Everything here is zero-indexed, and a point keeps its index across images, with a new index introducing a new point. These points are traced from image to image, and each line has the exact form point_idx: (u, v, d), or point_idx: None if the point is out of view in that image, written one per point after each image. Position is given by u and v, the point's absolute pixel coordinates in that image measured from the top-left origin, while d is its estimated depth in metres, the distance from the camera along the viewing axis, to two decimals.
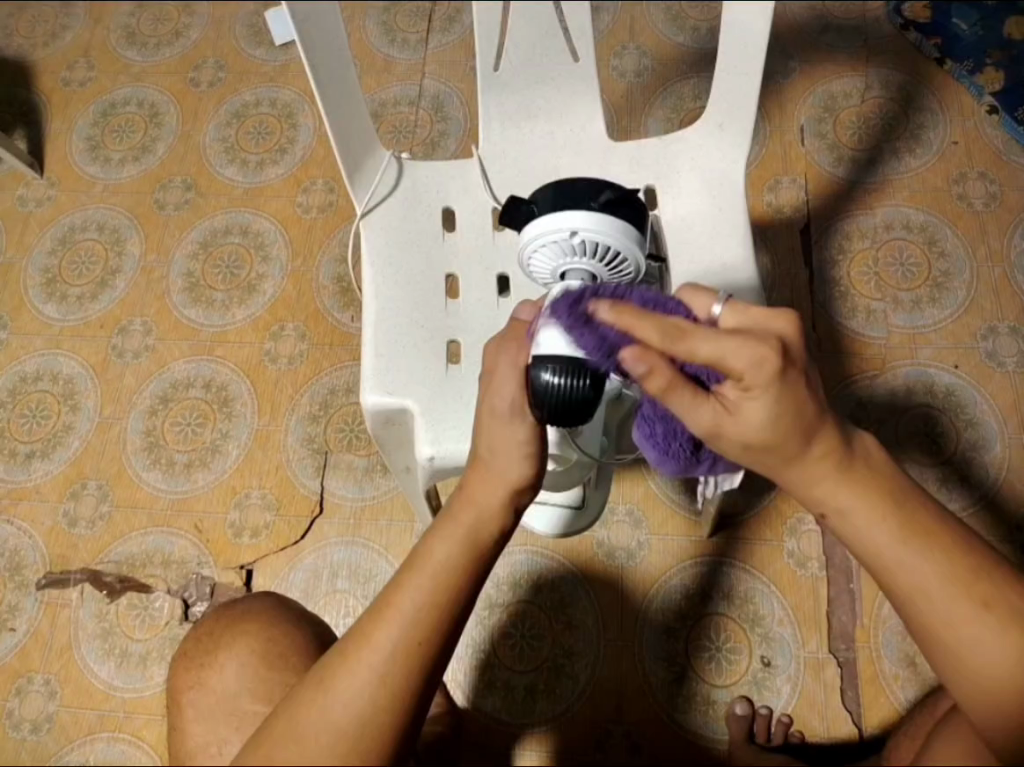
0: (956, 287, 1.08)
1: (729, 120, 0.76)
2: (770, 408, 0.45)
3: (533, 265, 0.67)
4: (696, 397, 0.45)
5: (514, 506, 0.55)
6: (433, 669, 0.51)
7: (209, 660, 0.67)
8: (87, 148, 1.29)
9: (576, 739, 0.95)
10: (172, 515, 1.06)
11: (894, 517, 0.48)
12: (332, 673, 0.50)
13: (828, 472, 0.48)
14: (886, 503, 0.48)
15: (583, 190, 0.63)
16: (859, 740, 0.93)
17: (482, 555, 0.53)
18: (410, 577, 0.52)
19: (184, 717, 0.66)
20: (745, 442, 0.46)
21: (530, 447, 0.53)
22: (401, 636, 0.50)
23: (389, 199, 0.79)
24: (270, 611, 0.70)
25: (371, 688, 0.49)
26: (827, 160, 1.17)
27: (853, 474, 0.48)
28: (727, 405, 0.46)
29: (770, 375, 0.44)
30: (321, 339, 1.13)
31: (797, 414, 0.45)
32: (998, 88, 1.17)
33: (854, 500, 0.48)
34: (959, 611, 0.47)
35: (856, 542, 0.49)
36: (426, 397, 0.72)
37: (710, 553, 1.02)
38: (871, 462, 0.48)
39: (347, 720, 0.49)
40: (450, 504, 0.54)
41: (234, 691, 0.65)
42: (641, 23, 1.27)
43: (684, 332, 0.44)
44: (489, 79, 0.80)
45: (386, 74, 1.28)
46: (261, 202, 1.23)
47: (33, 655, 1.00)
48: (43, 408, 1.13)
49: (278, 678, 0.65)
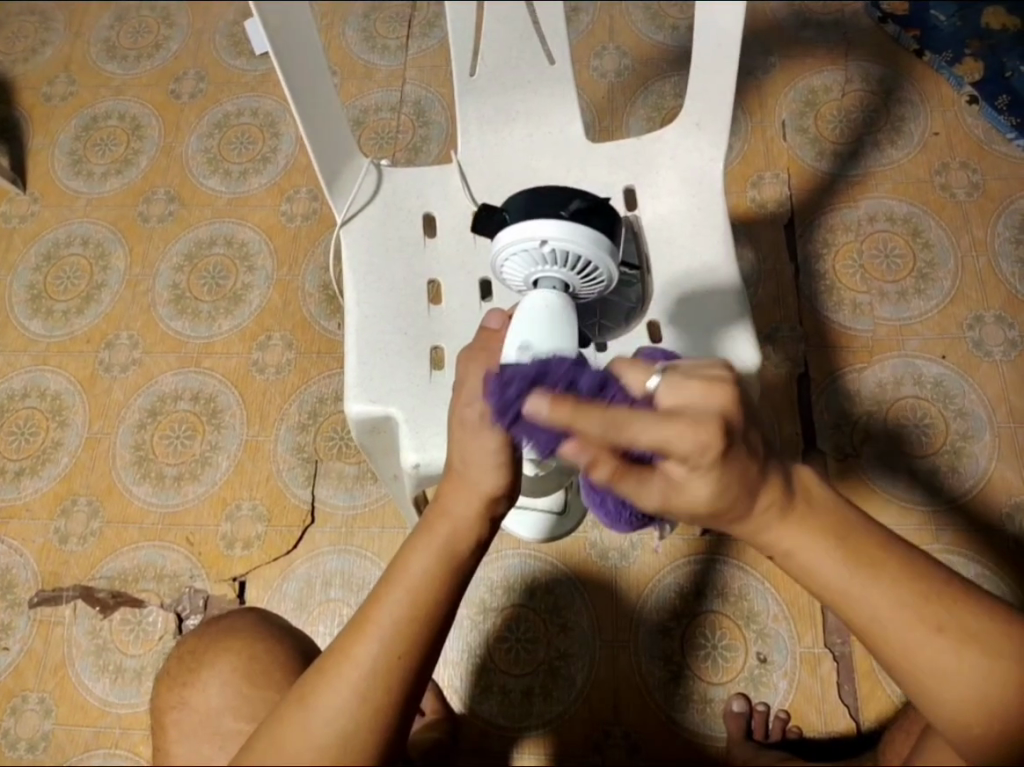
0: (942, 278, 1.08)
1: (706, 119, 0.77)
2: (714, 485, 0.45)
3: (505, 274, 0.67)
4: (643, 479, 0.46)
5: (489, 515, 0.55)
6: (415, 681, 0.52)
7: (191, 680, 0.67)
8: (70, 163, 1.28)
9: (575, 742, 0.95)
10: (163, 529, 1.06)
11: (842, 553, 0.49)
12: (312, 689, 0.51)
13: (772, 518, 0.49)
14: (833, 540, 0.49)
15: (554, 199, 0.64)
16: (857, 734, 0.92)
17: (458, 564, 0.53)
18: (388, 590, 0.52)
19: (168, 737, 0.65)
20: (694, 510, 0.48)
21: (502, 459, 0.53)
22: (381, 650, 0.50)
23: (369, 207, 0.79)
24: (255, 627, 0.70)
25: (352, 702, 0.50)
26: (809, 154, 1.17)
27: (799, 518, 0.49)
28: (673, 481, 0.46)
29: (712, 458, 0.44)
30: (308, 347, 1.13)
31: (742, 483, 0.46)
32: (978, 78, 1.18)
33: (800, 540, 0.49)
34: (914, 637, 0.48)
35: (810, 579, 0.50)
36: (410, 403, 0.72)
37: (703, 551, 1.01)
38: (814, 501, 0.50)
39: (328, 735, 0.49)
40: (428, 515, 0.54)
41: (216, 708, 0.64)
42: (620, 23, 1.27)
43: (625, 423, 0.42)
44: (465, 83, 0.80)
45: (368, 80, 1.28)
46: (245, 212, 1.23)
47: (27, 674, 1.00)
48: (31, 425, 1.13)
49: (262, 694, 0.64)
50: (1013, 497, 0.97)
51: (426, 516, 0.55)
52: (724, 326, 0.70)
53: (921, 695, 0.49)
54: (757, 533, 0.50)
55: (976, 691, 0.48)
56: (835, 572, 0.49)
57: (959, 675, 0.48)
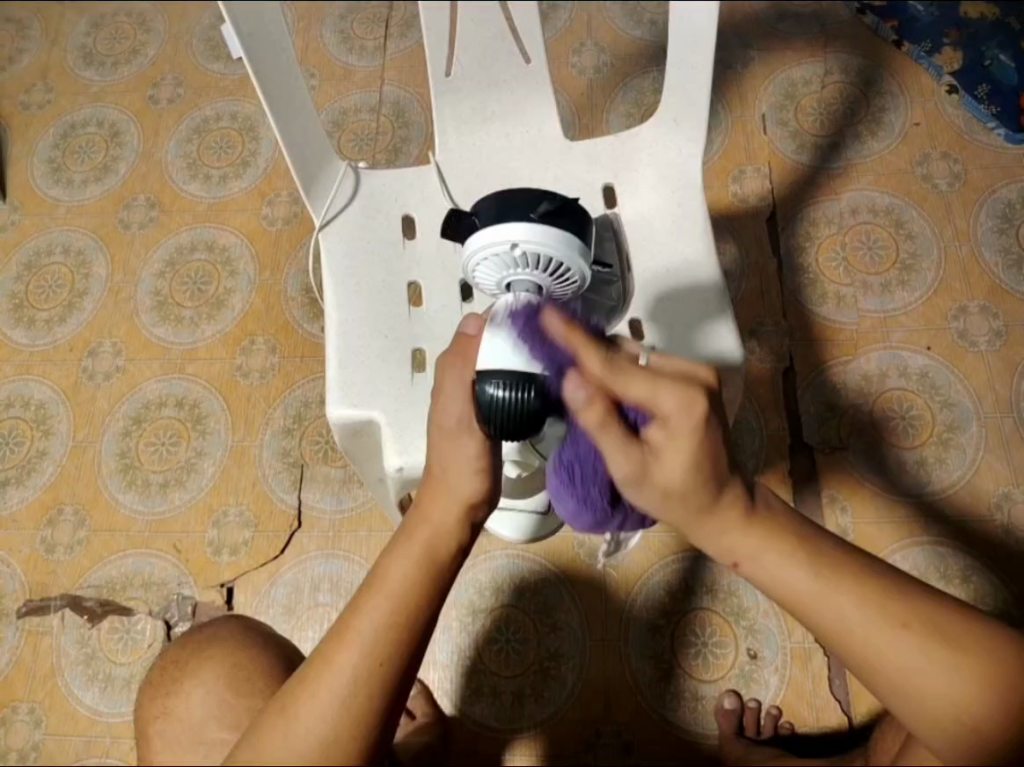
0: (925, 269, 1.08)
1: (684, 114, 0.77)
2: (692, 451, 0.48)
3: (475, 278, 0.66)
4: (625, 441, 0.48)
5: (469, 520, 0.54)
6: (398, 689, 0.51)
7: (175, 690, 0.66)
8: (49, 171, 1.28)
9: (565, 741, 0.95)
10: (149, 537, 1.05)
11: (805, 559, 0.50)
12: (293, 700, 0.50)
13: (735, 524, 0.50)
14: (793, 546, 0.51)
15: (523, 201, 0.63)
16: (848, 728, 0.92)
17: (438, 572, 0.52)
18: (368, 598, 0.51)
19: (152, 748, 0.65)
20: (666, 490, 0.49)
21: (481, 462, 0.53)
22: (362, 659, 0.50)
23: (346, 210, 0.79)
24: (238, 635, 0.69)
25: (335, 710, 0.49)
26: (789, 147, 1.17)
27: (759, 525, 0.51)
28: (653, 451, 0.48)
29: (696, 418, 0.48)
30: (291, 352, 1.13)
31: (713, 462, 0.48)
32: (957, 68, 1.18)
33: (759, 546, 0.50)
34: (885, 640, 0.49)
35: (776, 589, 0.51)
36: (393, 405, 0.72)
37: (691, 549, 1.01)
38: (770, 511, 0.52)
39: (310, 743, 0.49)
40: (408, 519, 0.54)
41: (200, 719, 0.64)
42: (599, 19, 1.26)
43: (622, 368, 0.49)
44: (442, 85, 0.80)
45: (346, 82, 1.27)
46: (226, 216, 1.22)
47: (16, 684, 1.00)
48: (15, 435, 1.13)
49: (245, 704, 0.63)
50: (1001, 487, 0.97)
51: (406, 520, 0.54)
52: (706, 323, 0.70)
53: (894, 695, 0.50)
54: (716, 542, 0.51)
55: (948, 690, 0.49)
56: (797, 578, 0.50)
57: (933, 674, 0.49)
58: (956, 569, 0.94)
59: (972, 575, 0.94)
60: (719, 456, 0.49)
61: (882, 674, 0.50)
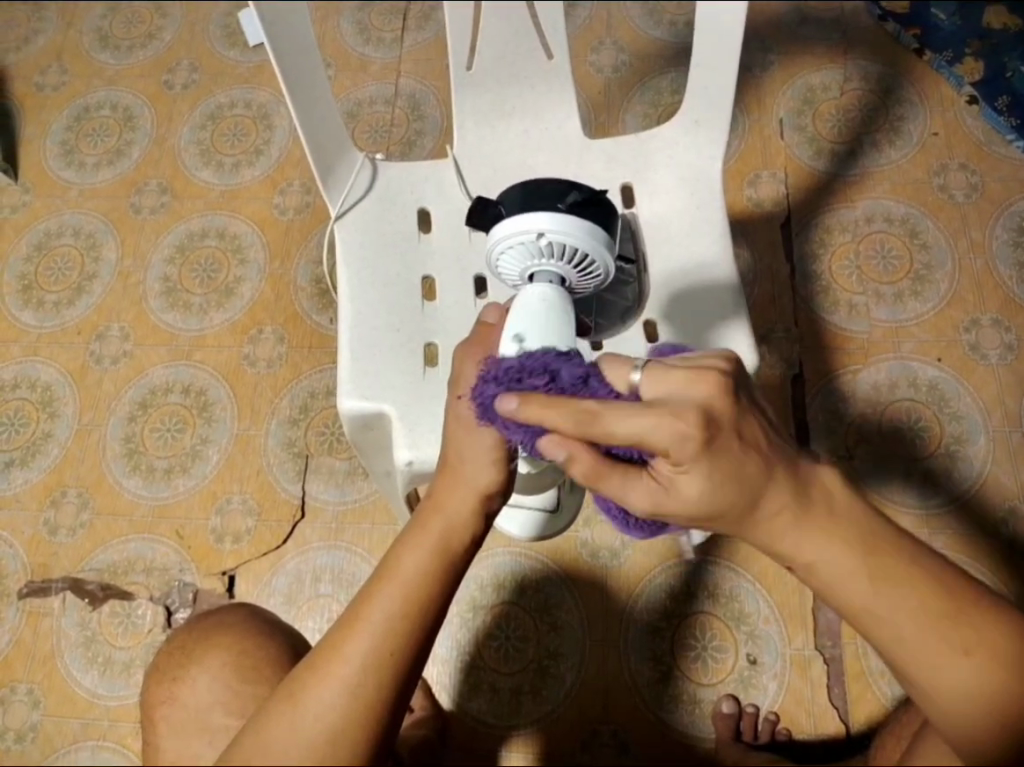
0: (939, 280, 1.08)
1: (706, 116, 0.76)
2: (705, 478, 0.46)
3: (499, 269, 0.65)
4: (629, 475, 0.47)
5: (484, 511, 0.53)
6: (407, 682, 0.49)
7: (182, 675, 0.65)
8: (62, 153, 1.27)
9: (563, 741, 0.95)
10: (151, 522, 1.05)
11: (866, 564, 0.48)
12: (300, 687, 0.48)
13: (790, 522, 0.48)
14: (852, 548, 0.48)
15: (551, 192, 0.64)
16: (845, 737, 0.92)
17: (452, 563, 0.51)
18: (379, 587, 0.50)
19: (157, 731, 0.64)
20: (691, 514, 0.48)
21: (498, 451, 0.52)
22: (371, 647, 0.48)
23: (363, 201, 0.79)
24: (243, 622, 0.68)
25: (342, 699, 0.47)
26: (805, 152, 1.16)
27: (816, 523, 0.48)
28: (665, 483, 0.47)
29: (693, 450, 0.45)
30: (299, 342, 1.12)
31: (737, 475, 0.46)
32: (977, 78, 1.17)
33: (816, 546, 0.48)
34: (939, 653, 0.47)
35: (830, 592, 0.49)
36: (404, 399, 0.71)
37: (693, 551, 1.01)
38: (833, 509, 0.49)
39: (318, 730, 0.46)
40: (421, 513, 0.53)
41: (205, 704, 0.62)
42: (618, 18, 1.26)
43: (598, 417, 0.45)
44: (462, 78, 0.80)
45: (362, 73, 1.27)
46: (238, 204, 1.22)
47: (15, 664, 1.00)
48: (21, 416, 1.12)
49: (253, 690, 0.62)
50: (1006, 502, 0.97)
51: (418, 513, 0.53)
52: (721, 326, 0.70)
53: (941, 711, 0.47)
54: (760, 531, 0.49)
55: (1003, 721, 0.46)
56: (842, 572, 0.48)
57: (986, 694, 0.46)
58: None
59: None
60: (741, 462, 0.46)
61: (921, 682, 0.48)
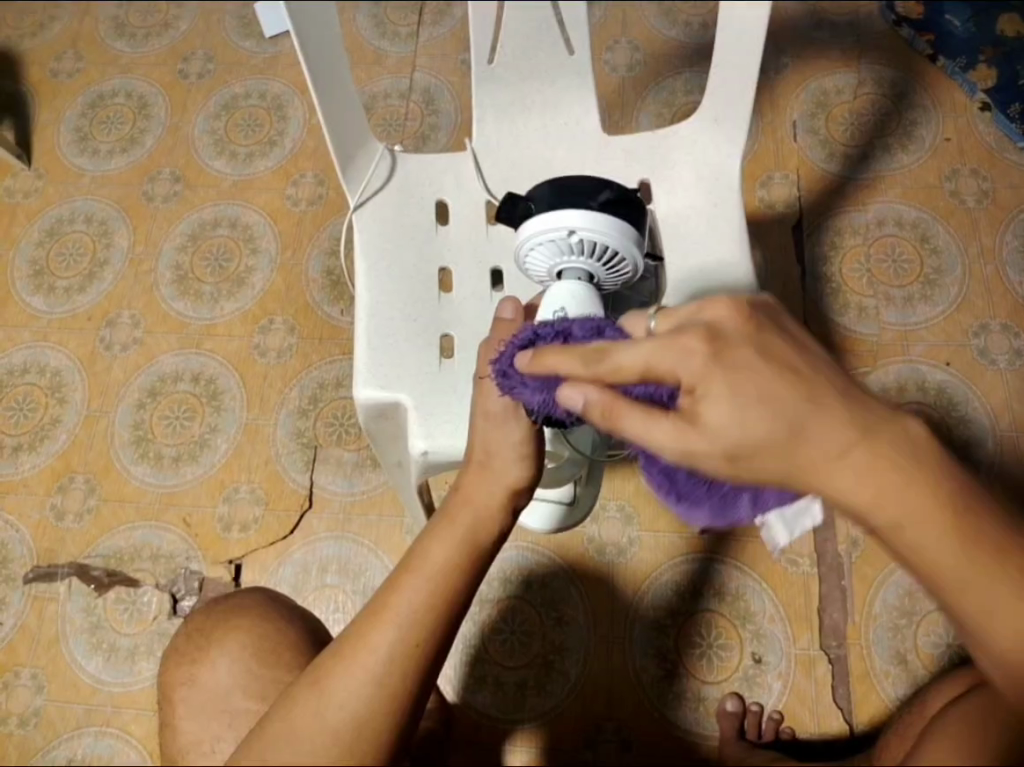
0: (949, 284, 1.08)
1: (725, 114, 0.77)
2: (732, 397, 0.42)
3: (528, 264, 0.66)
4: (651, 415, 0.45)
5: (511, 506, 0.55)
6: (430, 670, 0.49)
7: (201, 657, 0.65)
8: (75, 140, 1.27)
9: (567, 737, 0.95)
10: (159, 509, 1.06)
11: (942, 521, 0.43)
12: (325, 674, 0.48)
13: (852, 473, 0.42)
14: (926, 500, 0.42)
15: (582, 188, 0.63)
16: (850, 737, 0.92)
17: (479, 555, 0.52)
18: (406, 575, 0.50)
19: (175, 712, 0.64)
20: (727, 450, 0.43)
21: (525, 448, 0.54)
22: (396, 635, 0.48)
23: (381, 193, 0.79)
24: (263, 604, 0.68)
25: (367, 688, 0.47)
26: (818, 155, 1.17)
27: (884, 472, 0.42)
28: (692, 419, 0.44)
29: (705, 364, 0.43)
30: (310, 333, 1.13)
31: (775, 407, 0.42)
32: (991, 85, 1.17)
33: (886, 499, 0.42)
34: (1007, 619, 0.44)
35: (896, 546, 0.44)
36: (420, 390, 0.72)
37: (702, 551, 1.01)
38: (906, 452, 0.43)
39: (341, 718, 0.46)
40: (448, 504, 0.53)
41: (225, 687, 0.63)
42: (633, 17, 1.26)
43: (607, 353, 0.46)
44: (483, 71, 0.80)
45: (377, 66, 1.27)
46: (250, 194, 1.22)
47: (19, 649, 1.00)
48: (30, 400, 1.12)
49: (272, 675, 0.62)
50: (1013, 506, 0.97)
51: (445, 504, 0.54)
52: None
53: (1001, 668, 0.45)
54: (835, 489, 0.43)
55: None
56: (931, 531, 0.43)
57: None
58: None
59: None
60: (782, 391, 0.42)
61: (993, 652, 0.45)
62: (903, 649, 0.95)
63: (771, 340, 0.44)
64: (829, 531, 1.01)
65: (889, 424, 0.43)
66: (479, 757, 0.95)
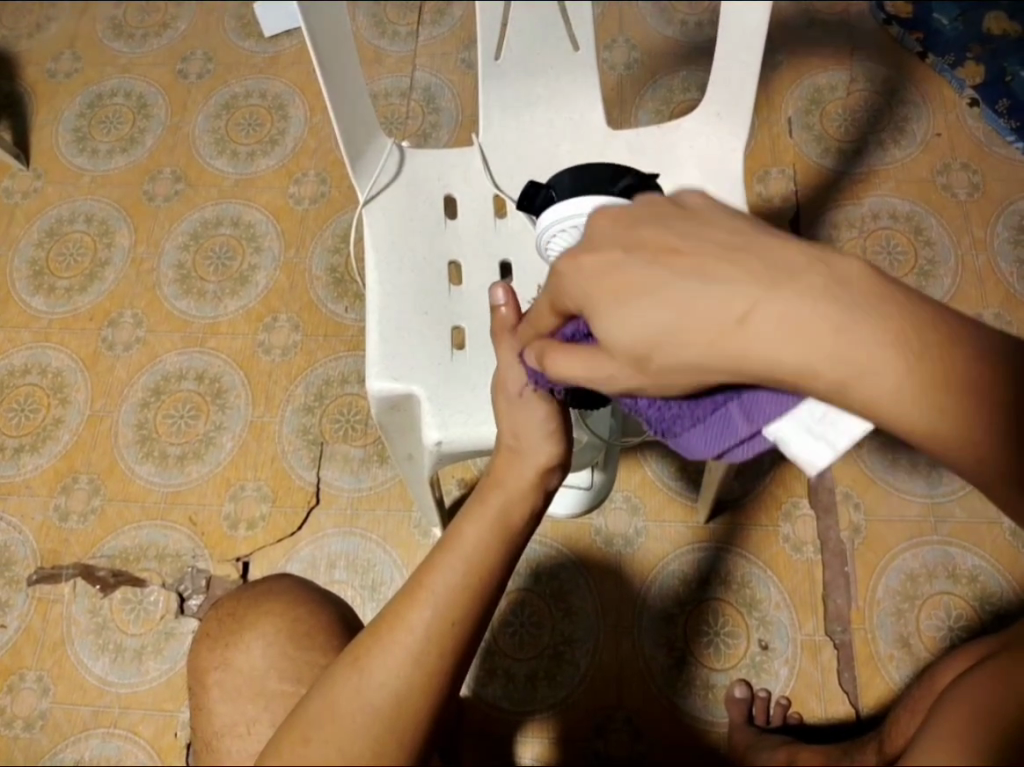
0: (942, 275, 1.10)
1: (727, 109, 0.78)
2: (625, 297, 0.41)
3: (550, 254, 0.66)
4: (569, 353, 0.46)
5: (543, 485, 0.56)
6: (467, 648, 0.50)
7: (234, 641, 0.65)
8: (74, 140, 1.27)
9: (577, 727, 0.96)
10: (164, 508, 1.05)
11: (865, 344, 0.37)
12: (366, 649, 0.48)
13: (763, 331, 0.37)
14: (841, 330, 0.37)
15: (605, 175, 0.64)
16: (856, 720, 0.93)
17: (512, 535, 0.53)
18: (442, 555, 0.51)
19: (209, 697, 0.64)
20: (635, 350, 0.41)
21: (553, 426, 0.55)
22: (434, 611, 0.49)
23: (390, 187, 0.80)
24: (292, 590, 0.68)
25: (406, 668, 0.47)
26: (814, 150, 1.19)
27: (790, 321, 0.37)
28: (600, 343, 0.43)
29: (584, 278, 0.43)
30: (314, 330, 1.13)
31: (664, 292, 0.39)
32: (978, 82, 1.21)
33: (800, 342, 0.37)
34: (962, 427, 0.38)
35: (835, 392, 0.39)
36: (432, 381, 0.72)
37: (709, 540, 1.03)
38: (808, 284, 0.38)
39: (383, 697, 0.47)
40: (480, 486, 0.55)
41: (261, 670, 0.63)
42: (631, 17, 1.28)
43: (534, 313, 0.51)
44: (490, 67, 0.81)
45: (378, 64, 1.28)
46: (252, 193, 1.22)
47: (25, 651, 0.99)
48: (31, 401, 1.12)
49: (308, 657, 0.63)
50: None
51: (478, 487, 0.55)
52: None
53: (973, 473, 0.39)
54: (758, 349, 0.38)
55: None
56: (876, 356, 0.37)
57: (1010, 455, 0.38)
58: (964, 569, 0.99)
59: (979, 574, 0.99)
60: (659, 276, 0.40)
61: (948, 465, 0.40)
62: (906, 633, 0.97)
63: (643, 230, 0.41)
64: (831, 518, 1.03)
65: (783, 266, 0.38)
66: (491, 749, 0.95)
